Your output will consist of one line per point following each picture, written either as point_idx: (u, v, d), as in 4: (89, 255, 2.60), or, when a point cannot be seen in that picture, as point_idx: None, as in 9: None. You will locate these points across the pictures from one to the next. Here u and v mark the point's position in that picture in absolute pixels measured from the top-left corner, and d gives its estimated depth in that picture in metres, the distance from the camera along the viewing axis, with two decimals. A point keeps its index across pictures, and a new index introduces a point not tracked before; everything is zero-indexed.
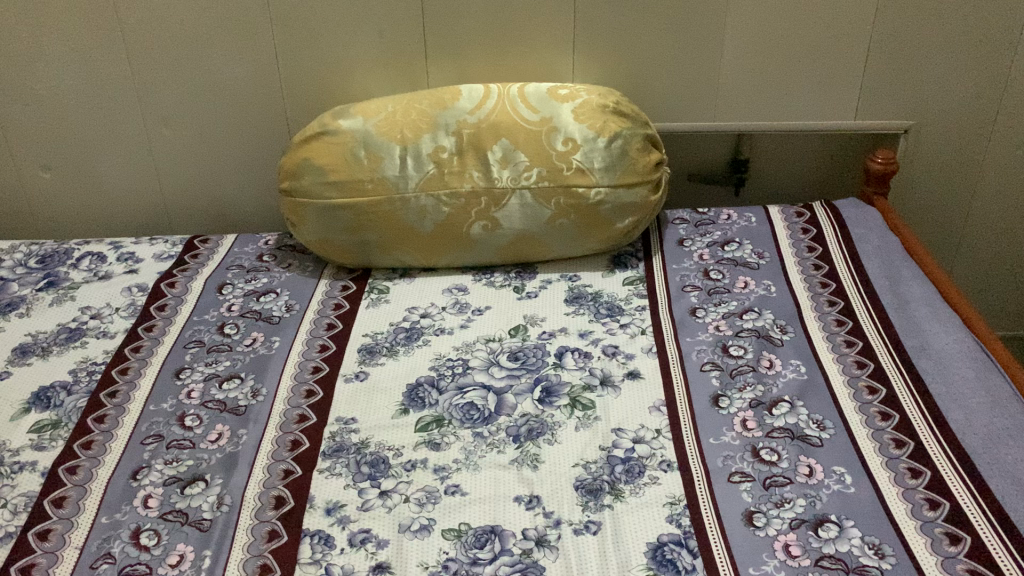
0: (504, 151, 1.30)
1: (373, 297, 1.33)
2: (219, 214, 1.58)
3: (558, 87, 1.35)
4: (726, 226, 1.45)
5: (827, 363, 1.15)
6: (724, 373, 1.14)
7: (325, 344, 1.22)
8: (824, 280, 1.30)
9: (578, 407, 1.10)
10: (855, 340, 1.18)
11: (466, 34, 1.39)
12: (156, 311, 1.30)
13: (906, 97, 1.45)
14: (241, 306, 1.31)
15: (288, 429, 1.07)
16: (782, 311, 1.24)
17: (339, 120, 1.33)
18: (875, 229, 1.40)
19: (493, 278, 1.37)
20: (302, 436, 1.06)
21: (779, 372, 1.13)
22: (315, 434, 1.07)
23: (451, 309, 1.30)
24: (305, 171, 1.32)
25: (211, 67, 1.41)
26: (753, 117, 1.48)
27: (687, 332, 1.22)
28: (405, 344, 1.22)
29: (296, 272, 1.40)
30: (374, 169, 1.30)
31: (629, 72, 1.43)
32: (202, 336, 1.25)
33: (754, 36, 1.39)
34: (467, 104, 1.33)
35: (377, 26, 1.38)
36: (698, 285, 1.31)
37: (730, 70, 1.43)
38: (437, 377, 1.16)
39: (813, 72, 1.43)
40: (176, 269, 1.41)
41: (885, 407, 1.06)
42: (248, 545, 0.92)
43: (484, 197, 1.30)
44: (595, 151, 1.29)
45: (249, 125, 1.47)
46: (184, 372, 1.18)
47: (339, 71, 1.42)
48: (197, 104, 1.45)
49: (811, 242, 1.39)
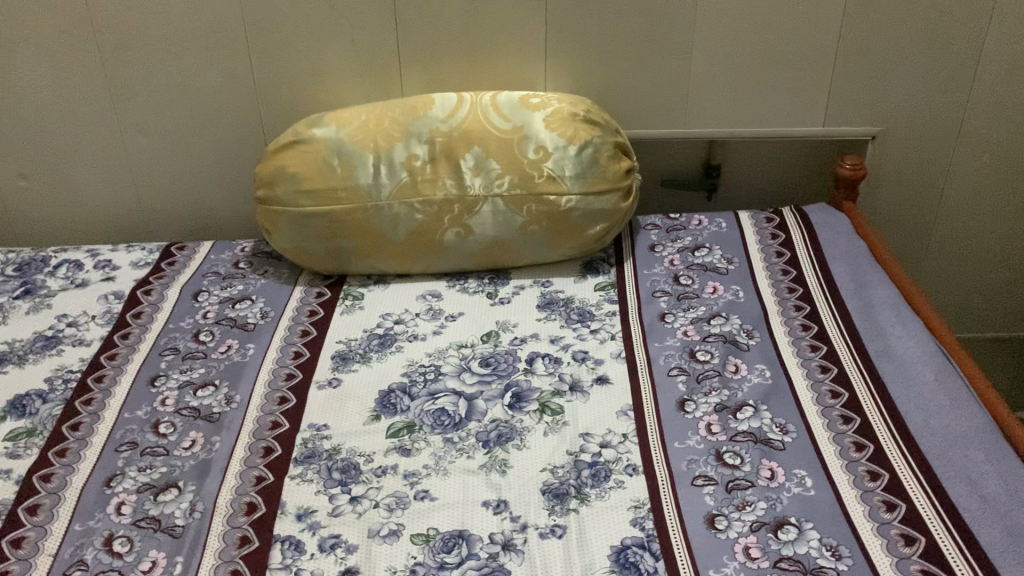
0: (476, 159, 1.32)
1: (347, 303, 1.35)
2: (196, 223, 1.59)
3: (530, 95, 1.37)
4: (696, 231, 1.46)
5: (791, 366, 1.17)
6: (691, 377, 1.16)
7: (298, 351, 1.25)
8: (791, 285, 1.32)
9: (547, 413, 1.11)
10: (820, 344, 1.20)
11: (438, 43, 1.40)
12: (132, 319, 1.32)
13: (872, 105, 1.48)
14: (216, 313, 1.33)
15: (252, 464, 1.06)
16: (749, 316, 1.27)
17: (312, 128, 1.35)
18: (843, 234, 1.43)
19: (467, 283, 1.38)
20: (266, 471, 1.05)
21: (744, 376, 1.16)
22: (279, 466, 1.06)
23: (424, 315, 1.31)
24: (279, 179, 1.33)
25: (186, 77, 1.43)
26: (723, 124, 1.50)
27: (656, 338, 1.23)
28: (378, 351, 1.24)
29: (271, 278, 1.41)
30: (347, 178, 1.32)
31: (601, 80, 1.45)
32: (178, 344, 1.27)
33: (721, 48, 1.42)
34: (440, 112, 1.35)
35: (350, 35, 1.39)
36: (668, 290, 1.33)
37: (699, 79, 1.45)
38: (410, 383, 1.18)
39: (781, 81, 1.45)
40: (151, 277, 1.41)
41: (847, 411, 1.09)
42: (228, 517, 0.99)
43: (457, 204, 1.32)
44: (566, 159, 1.32)
45: (226, 134, 1.48)
46: (160, 380, 1.20)
47: (315, 79, 1.43)
48: (173, 114, 1.46)
49: (780, 247, 1.41)
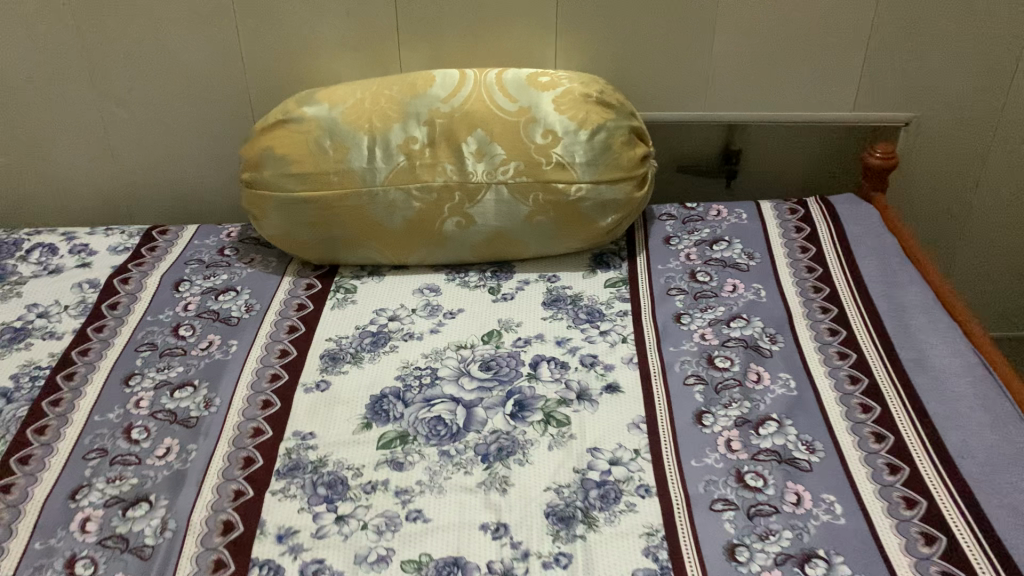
0: (480, 143, 1.22)
1: (339, 297, 1.25)
2: (180, 204, 1.49)
3: (539, 74, 1.26)
4: (715, 223, 1.36)
5: (818, 377, 1.08)
6: (709, 387, 1.07)
7: (285, 350, 1.16)
8: (817, 285, 1.23)
9: (552, 424, 1.02)
10: (849, 352, 1.11)
11: (439, 15, 1.30)
12: (107, 311, 1.23)
13: (907, 89, 1.37)
14: (198, 305, 1.24)
15: (231, 476, 0.98)
16: (772, 318, 1.17)
17: (302, 106, 1.25)
18: (872, 228, 1.33)
19: (468, 277, 1.29)
20: (246, 484, 0.96)
21: (767, 387, 1.06)
22: (260, 481, 0.97)
23: (421, 312, 1.22)
24: (266, 161, 1.23)
25: (168, 47, 1.32)
26: (744, 107, 1.40)
27: (671, 341, 1.14)
28: (370, 351, 1.15)
29: (258, 267, 1.31)
30: (340, 161, 1.22)
31: (615, 58, 1.34)
32: (156, 339, 1.18)
33: (746, 23, 1.31)
34: (441, 91, 1.24)
35: (344, 5, 1.29)
36: (684, 288, 1.23)
37: (720, 57, 1.35)
38: (404, 388, 1.09)
39: (809, 60, 1.34)
40: (130, 263, 1.32)
41: (880, 428, 1.00)
42: (202, 536, 0.90)
43: (458, 192, 1.22)
44: (576, 145, 1.21)
45: (211, 109, 1.38)
46: (134, 379, 1.12)
47: (306, 52, 1.33)
48: (154, 87, 1.36)
49: (805, 242, 1.31)
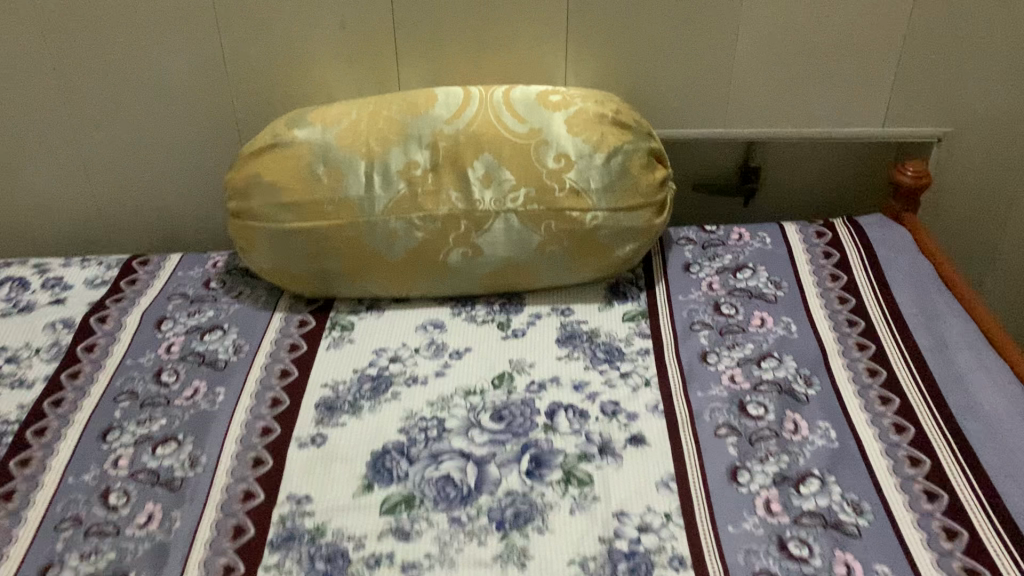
0: (487, 167, 1.12)
1: (335, 335, 1.16)
2: (162, 231, 1.38)
3: (550, 92, 1.17)
4: (737, 248, 1.27)
5: (859, 425, 0.99)
6: (742, 439, 0.98)
7: (277, 398, 1.06)
8: (851, 318, 1.14)
9: (573, 484, 0.93)
10: (891, 396, 1.02)
11: (440, 28, 1.20)
12: (83, 354, 1.13)
13: (942, 102, 1.27)
14: (182, 347, 1.14)
15: (219, 548, 0.88)
16: (806, 357, 1.08)
17: (293, 129, 1.15)
18: (906, 253, 1.24)
19: (474, 311, 1.19)
20: (236, 559, 0.87)
21: (805, 439, 0.98)
22: (251, 554, 0.87)
23: (425, 352, 1.13)
24: (254, 189, 1.13)
25: (145, 63, 1.22)
26: (767, 122, 1.30)
27: (698, 384, 1.05)
28: (370, 398, 1.06)
29: (246, 301, 1.22)
30: (334, 189, 1.12)
31: (629, 72, 1.25)
32: (136, 386, 1.08)
33: (770, 33, 1.21)
34: (444, 112, 1.15)
35: (337, 18, 1.19)
36: (708, 322, 1.14)
37: (742, 70, 1.25)
38: (408, 443, 0.99)
39: (837, 72, 1.25)
40: (108, 299, 1.22)
41: (931, 485, 0.91)
42: None
43: (464, 221, 1.13)
44: (591, 169, 1.12)
45: (193, 130, 1.28)
46: (112, 434, 1.02)
47: (295, 68, 1.22)
48: (132, 106, 1.26)
49: (835, 269, 1.22)
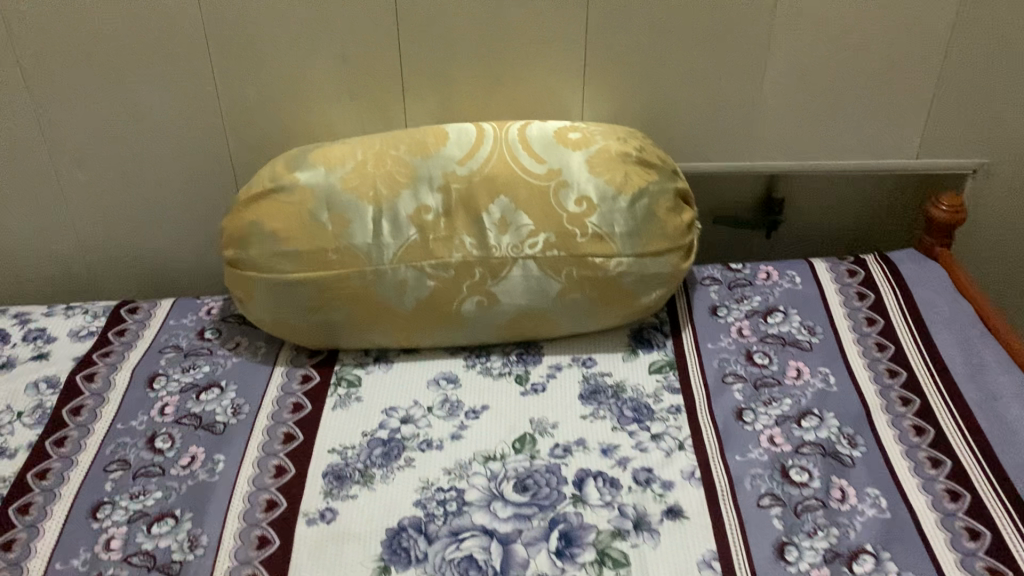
0: (503, 211, 1.04)
1: (341, 392, 1.08)
2: (152, 273, 1.30)
3: (568, 129, 1.09)
4: (765, 289, 1.21)
5: (911, 492, 0.92)
6: (787, 510, 0.91)
7: (281, 466, 0.98)
8: (891, 367, 1.07)
9: (608, 565, 0.86)
10: (941, 458, 0.95)
11: (450, 60, 1.13)
12: (69, 418, 1.04)
13: (978, 132, 1.21)
14: (177, 407, 1.06)
15: None
16: (847, 414, 1.02)
17: (293, 171, 1.06)
18: (944, 293, 1.17)
19: (490, 363, 1.12)
20: None
21: (854, 509, 0.91)
22: None
23: (439, 410, 1.05)
24: (252, 237, 1.05)
25: (133, 100, 1.13)
26: (794, 154, 1.23)
27: (736, 448, 0.98)
28: (382, 465, 0.98)
29: (244, 354, 1.14)
30: (339, 236, 1.03)
31: (650, 104, 1.18)
32: (127, 455, 1.00)
33: (800, 61, 1.14)
34: (456, 152, 1.07)
35: (339, 51, 1.11)
36: (741, 374, 1.07)
37: (769, 100, 1.18)
38: (426, 518, 0.92)
39: (869, 101, 1.18)
40: (95, 354, 1.13)
41: (994, 562, 0.84)
42: None
43: (479, 268, 1.04)
44: (616, 212, 1.04)
45: (184, 167, 1.20)
46: (103, 511, 0.93)
47: (294, 102, 1.15)
48: (118, 145, 1.17)
49: (870, 311, 1.15)
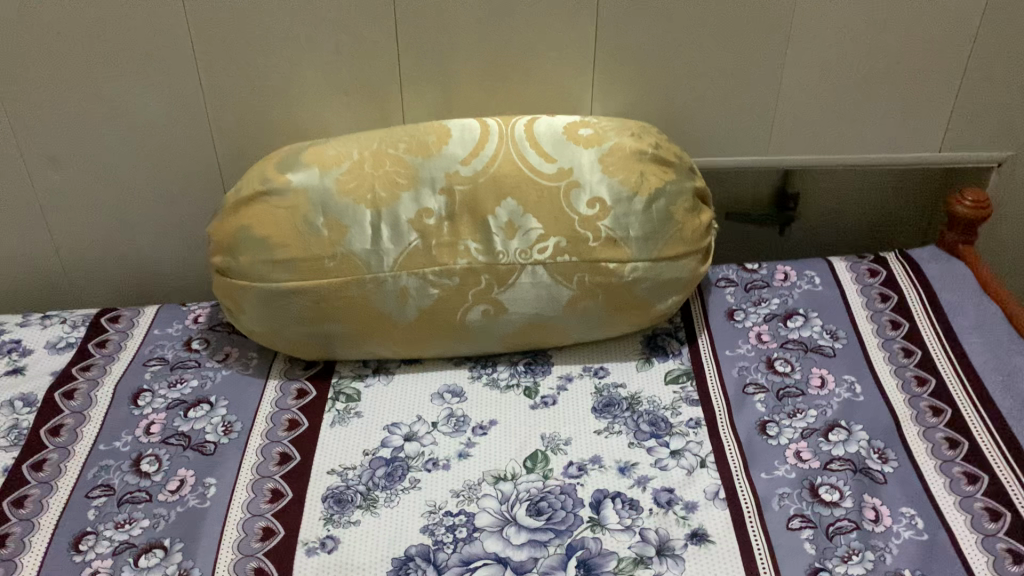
0: (511, 214, 0.98)
1: (339, 407, 1.02)
2: (135, 278, 1.23)
3: (579, 124, 1.03)
4: (783, 291, 1.15)
5: (949, 511, 0.86)
6: (820, 532, 0.85)
7: (277, 490, 0.92)
8: (919, 374, 1.02)
9: None
10: (978, 473, 0.89)
11: (451, 53, 1.06)
12: (48, 439, 0.97)
13: (1006, 124, 1.15)
14: (163, 426, 0.99)
15: None
16: (877, 426, 0.96)
17: (285, 173, 0.99)
18: (971, 294, 1.11)
19: (497, 375, 1.06)
20: None
21: (890, 530, 0.85)
22: None
23: (444, 426, 0.99)
24: (241, 245, 0.98)
25: (111, 98, 1.06)
26: (812, 149, 1.17)
27: (761, 464, 0.93)
28: (385, 488, 0.92)
29: (235, 366, 1.07)
30: (336, 243, 0.97)
31: (662, 97, 1.11)
32: (111, 479, 0.93)
33: (822, 52, 1.08)
34: (459, 150, 1.00)
35: (333, 43, 1.04)
36: (762, 384, 1.02)
37: (789, 92, 1.12)
38: (434, 547, 0.85)
39: (893, 93, 1.12)
40: (74, 368, 1.07)
41: None
42: None
43: (485, 275, 0.98)
44: (630, 215, 0.98)
45: (168, 166, 1.12)
46: (86, 542, 0.87)
47: (285, 96, 1.08)
48: (96, 146, 1.10)
49: (894, 314, 1.10)
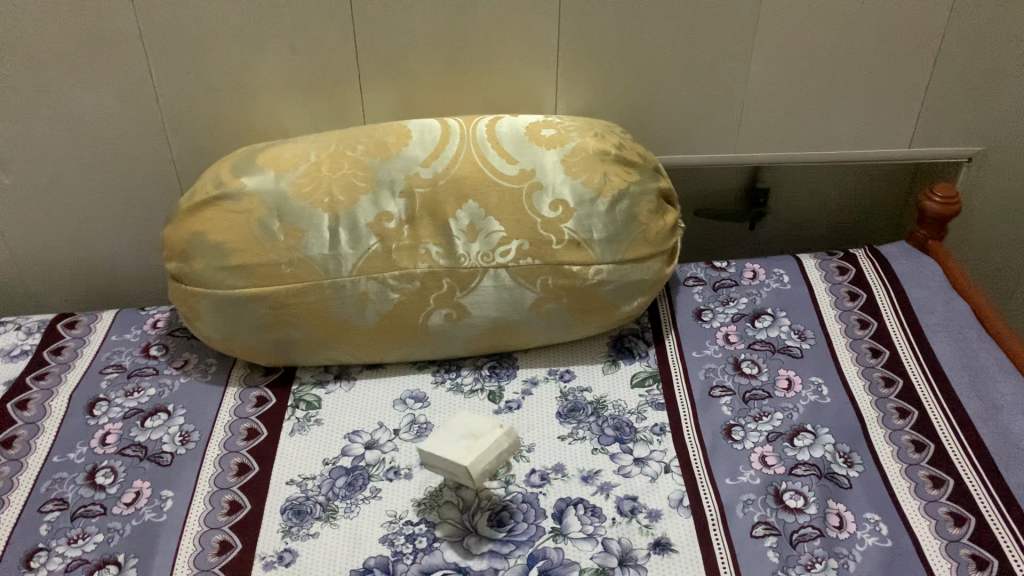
0: (472, 217, 0.96)
1: (299, 415, 1.00)
2: (94, 281, 1.21)
3: (541, 124, 1.01)
4: (752, 290, 1.14)
5: (913, 516, 0.86)
6: (783, 539, 0.84)
7: (235, 501, 0.90)
8: (886, 375, 1.01)
9: None
10: (943, 476, 0.89)
11: (410, 51, 1.03)
12: (0, 452, 0.95)
13: (975, 118, 1.14)
14: (119, 437, 0.97)
15: None
16: (842, 429, 0.95)
17: (240, 177, 0.97)
18: (940, 291, 1.11)
19: (460, 379, 1.04)
20: None
21: (854, 537, 0.84)
22: None
23: (406, 433, 0.97)
24: (196, 251, 0.96)
25: (61, 100, 1.03)
26: (780, 145, 1.16)
27: (726, 470, 0.92)
28: (345, 498, 0.90)
29: (193, 373, 1.05)
30: (292, 248, 0.94)
31: (628, 95, 1.09)
32: (64, 492, 0.91)
33: (789, 48, 1.06)
34: (419, 152, 0.98)
35: (288, 42, 1.01)
36: (729, 386, 1.01)
37: (757, 87, 1.10)
38: (394, 558, 0.84)
39: (862, 88, 1.11)
40: (29, 377, 1.05)
41: None
42: None
43: (446, 279, 0.96)
44: (594, 217, 0.96)
45: (123, 168, 1.10)
46: (38, 559, 0.84)
47: (241, 95, 1.05)
48: (47, 149, 1.07)
49: (862, 313, 1.09)
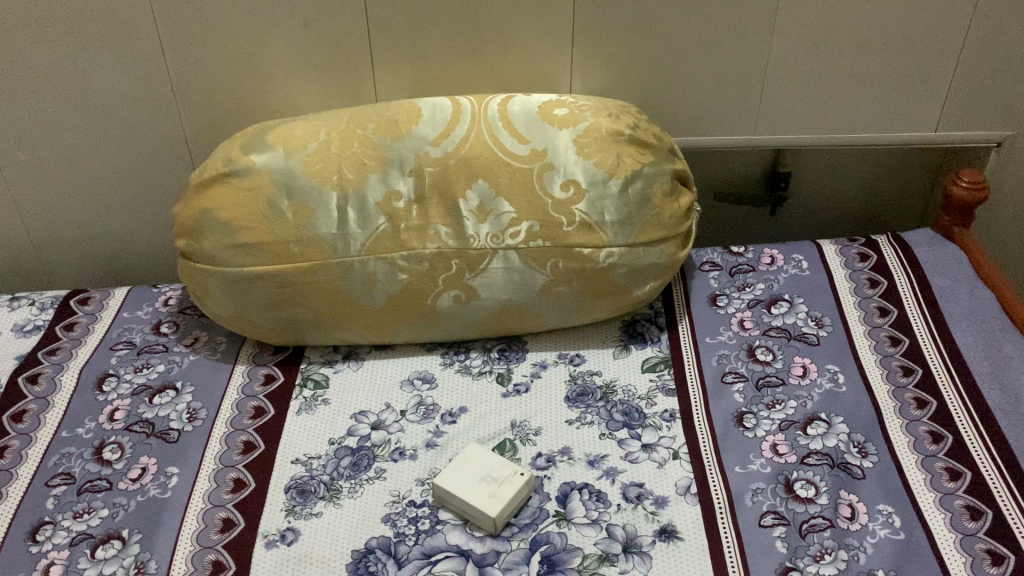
0: (482, 197, 0.94)
1: (307, 395, 0.99)
2: (110, 258, 1.22)
3: (554, 104, 0.99)
4: (769, 276, 1.12)
5: (928, 509, 0.83)
6: (792, 529, 0.82)
7: (240, 479, 0.90)
8: (905, 364, 0.98)
9: None
10: (961, 469, 0.86)
11: (423, 29, 1.02)
12: (10, 426, 0.96)
13: (1004, 102, 1.10)
14: (127, 413, 0.97)
15: None
16: (858, 419, 0.93)
17: (250, 153, 0.96)
18: (964, 279, 1.07)
19: (469, 361, 1.03)
20: None
21: (865, 528, 0.82)
22: None
23: (413, 414, 0.97)
24: (205, 228, 0.95)
25: (74, 77, 1.03)
26: (800, 129, 1.14)
27: (736, 458, 0.90)
28: (350, 478, 0.90)
29: (203, 351, 1.05)
30: (301, 227, 0.94)
31: (645, 76, 1.07)
32: (72, 467, 0.91)
33: (811, 29, 1.03)
34: (429, 131, 0.96)
35: (300, 20, 1.00)
36: (742, 373, 0.99)
37: (778, 68, 1.07)
38: (396, 539, 0.83)
39: (888, 68, 1.07)
40: (41, 352, 1.05)
41: None
42: None
43: (455, 260, 0.95)
44: (606, 198, 0.95)
45: (137, 145, 1.10)
46: (44, 532, 0.85)
47: (253, 72, 1.04)
48: (61, 126, 1.07)
49: (883, 300, 1.06)
